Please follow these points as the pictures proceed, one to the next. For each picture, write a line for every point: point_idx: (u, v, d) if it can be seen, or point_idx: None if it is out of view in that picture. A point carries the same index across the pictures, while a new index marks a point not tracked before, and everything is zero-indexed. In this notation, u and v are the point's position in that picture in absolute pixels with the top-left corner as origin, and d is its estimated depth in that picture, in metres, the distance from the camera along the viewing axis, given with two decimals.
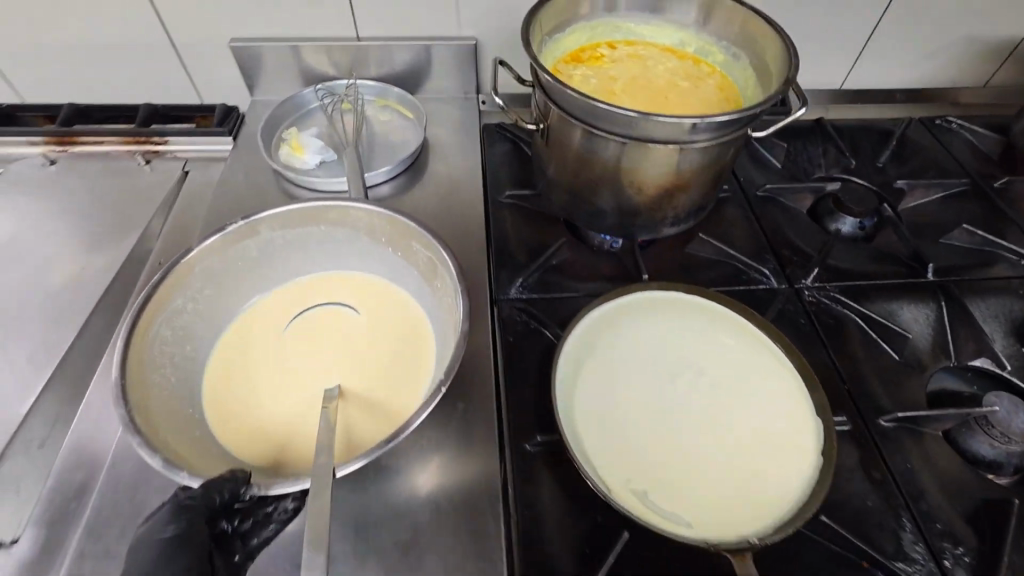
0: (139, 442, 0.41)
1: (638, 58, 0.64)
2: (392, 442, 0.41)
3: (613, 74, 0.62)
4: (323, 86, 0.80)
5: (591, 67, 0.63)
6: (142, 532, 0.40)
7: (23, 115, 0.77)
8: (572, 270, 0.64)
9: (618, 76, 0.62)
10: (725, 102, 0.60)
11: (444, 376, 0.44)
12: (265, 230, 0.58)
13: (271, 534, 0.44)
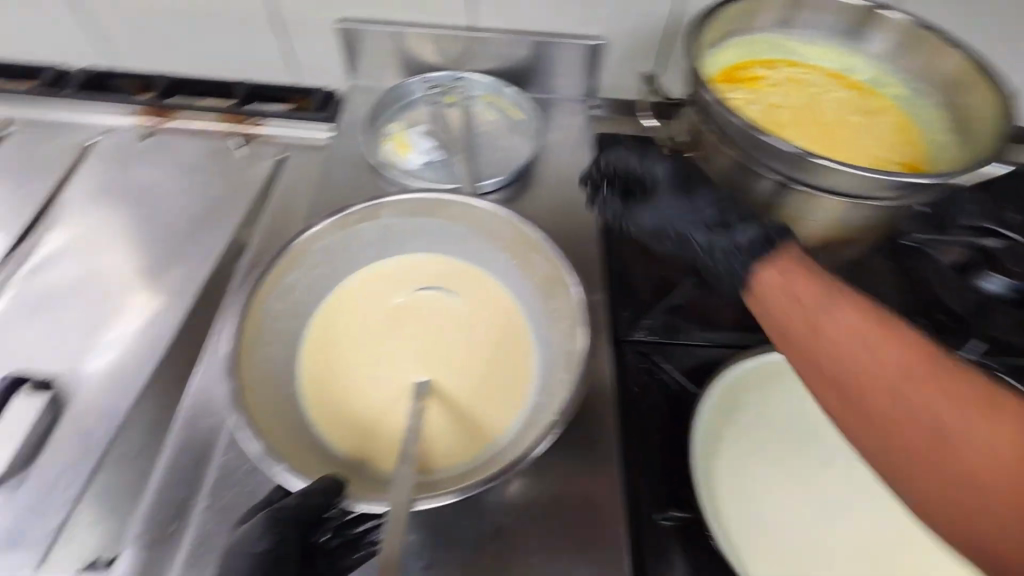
0: (243, 430, 0.37)
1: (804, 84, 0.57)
2: (495, 478, 0.37)
3: (775, 99, 0.56)
4: (429, 78, 0.73)
5: (750, 90, 0.56)
6: (235, 540, 0.35)
7: (117, 80, 0.74)
8: (700, 314, 0.57)
9: (781, 103, 0.55)
10: (906, 144, 0.54)
11: (559, 419, 0.39)
12: (385, 215, 0.49)
13: (360, 561, 0.38)
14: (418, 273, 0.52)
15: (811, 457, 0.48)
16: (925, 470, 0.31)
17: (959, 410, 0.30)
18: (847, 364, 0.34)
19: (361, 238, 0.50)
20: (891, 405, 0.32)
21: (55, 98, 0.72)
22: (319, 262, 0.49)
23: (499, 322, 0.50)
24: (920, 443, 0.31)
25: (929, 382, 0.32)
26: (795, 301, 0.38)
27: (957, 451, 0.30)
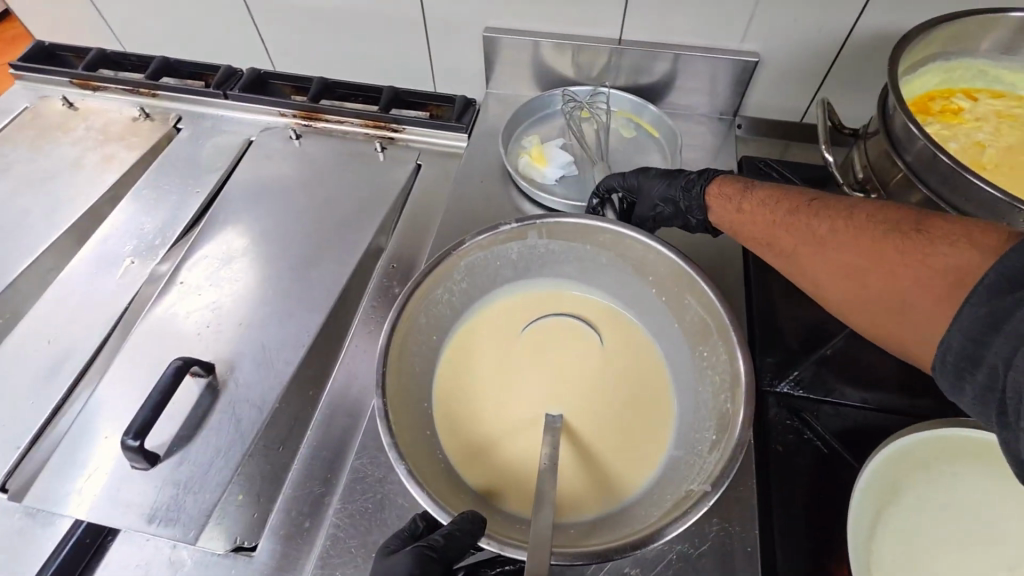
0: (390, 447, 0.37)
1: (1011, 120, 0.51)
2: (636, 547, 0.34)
3: (976, 134, 0.50)
4: (566, 92, 0.72)
5: (944, 124, 0.51)
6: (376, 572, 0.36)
7: (274, 82, 0.79)
8: (854, 372, 0.51)
9: (984, 139, 0.50)
10: None
11: (713, 488, 0.35)
12: (534, 236, 0.48)
13: None
14: (557, 301, 0.52)
15: (1003, 560, 0.40)
16: (882, 322, 0.38)
17: (924, 287, 0.34)
18: (840, 254, 0.39)
19: (505, 257, 0.49)
20: (845, 289, 0.39)
21: (221, 100, 0.77)
22: (463, 277, 0.49)
23: (636, 366, 0.48)
24: (889, 305, 0.37)
25: (897, 250, 0.36)
26: (781, 210, 0.44)
27: (900, 316, 0.36)
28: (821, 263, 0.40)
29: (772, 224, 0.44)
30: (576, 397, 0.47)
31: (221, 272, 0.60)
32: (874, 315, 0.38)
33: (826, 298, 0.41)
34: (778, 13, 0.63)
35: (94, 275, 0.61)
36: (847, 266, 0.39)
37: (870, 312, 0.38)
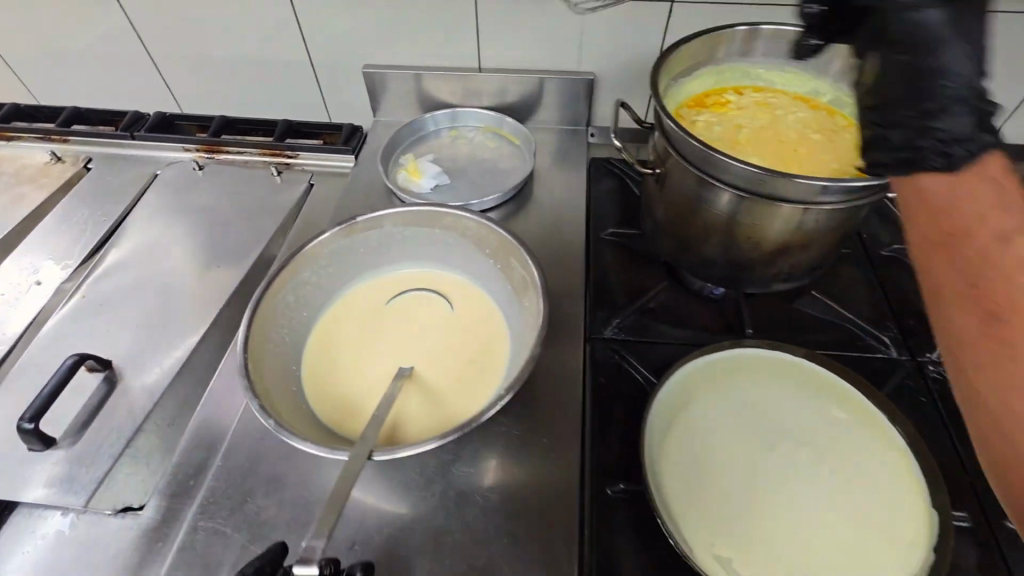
0: (245, 387, 0.44)
1: (768, 107, 0.62)
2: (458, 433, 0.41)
3: (740, 121, 0.60)
4: (436, 114, 0.83)
5: (715, 114, 0.61)
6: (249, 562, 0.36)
7: (180, 123, 0.88)
8: (669, 317, 0.62)
9: (745, 124, 0.60)
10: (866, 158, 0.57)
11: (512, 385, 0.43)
12: (387, 224, 0.58)
13: None
14: (417, 279, 0.61)
15: (769, 442, 0.50)
16: (945, 315, 0.32)
17: (967, 270, 0.31)
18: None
19: (368, 244, 0.59)
20: (909, 292, 0.35)
21: (129, 141, 0.85)
22: (329, 259, 0.57)
23: (482, 321, 0.57)
24: (968, 290, 0.31)
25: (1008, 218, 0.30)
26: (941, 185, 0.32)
27: (1002, 289, 0.30)
28: (950, 280, 0.31)
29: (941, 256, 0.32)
30: (427, 353, 0.55)
31: (123, 284, 0.67)
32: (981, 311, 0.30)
33: (954, 341, 0.32)
34: (602, 37, 0.76)
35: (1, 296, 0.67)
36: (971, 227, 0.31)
37: (975, 342, 0.31)
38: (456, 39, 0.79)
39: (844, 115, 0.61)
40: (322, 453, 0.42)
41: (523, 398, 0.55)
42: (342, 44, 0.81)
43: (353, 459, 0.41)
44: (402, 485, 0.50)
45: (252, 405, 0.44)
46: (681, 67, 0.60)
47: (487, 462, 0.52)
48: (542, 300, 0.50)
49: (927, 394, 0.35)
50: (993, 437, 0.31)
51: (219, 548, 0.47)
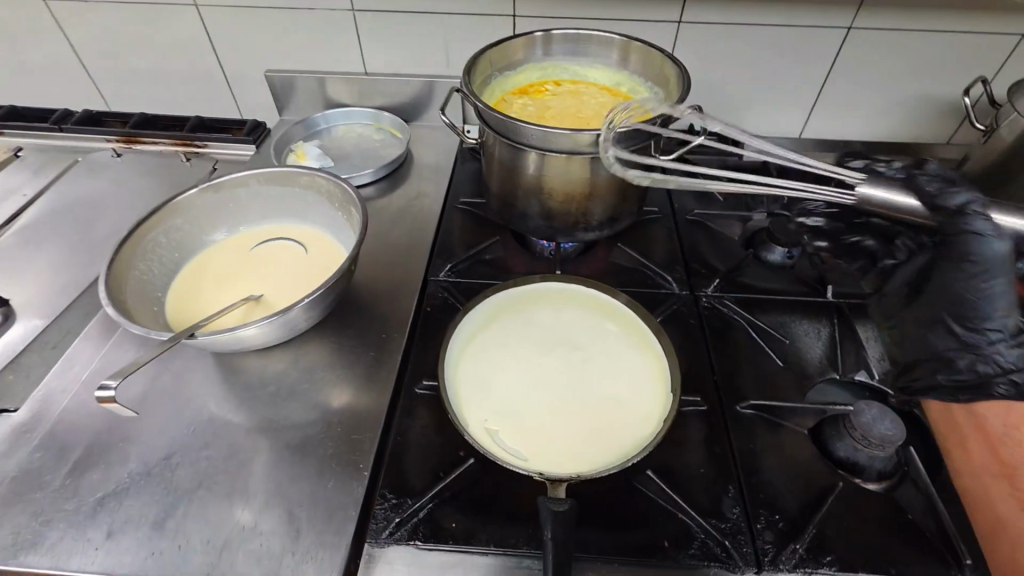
0: (103, 294, 0.55)
1: (574, 95, 0.77)
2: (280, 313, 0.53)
3: (550, 104, 0.76)
4: (328, 113, 0.97)
5: (530, 100, 0.76)
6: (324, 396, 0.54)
7: (108, 119, 1.02)
8: (497, 264, 0.75)
9: (553, 107, 0.75)
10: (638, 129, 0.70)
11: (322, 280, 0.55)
12: (254, 183, 0.70)
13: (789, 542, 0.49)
14: (280, 230, 0.72)
15: (552, 349, 0.61)
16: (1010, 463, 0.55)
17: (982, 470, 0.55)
18: (1007, 412, 0.57)
19: (239, 200, 0.71)
20: (1004, 428, 0.57)
21: (58, 132, 0.97)
22: (204, 209, 0.69)
23: (324, 258, 0.68)
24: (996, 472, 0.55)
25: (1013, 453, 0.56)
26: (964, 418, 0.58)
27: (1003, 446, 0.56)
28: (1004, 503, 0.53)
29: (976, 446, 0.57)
30: (274, 284, 0.65)
31: (35, 246, 0.79)
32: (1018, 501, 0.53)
33: (956, 417, 0.58)
34: (463, 46, 0.92)
35: None
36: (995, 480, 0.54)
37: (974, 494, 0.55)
38: (346, 47, 0.95)
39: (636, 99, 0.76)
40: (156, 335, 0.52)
41: (361, 327, 0.68)
42: (250, 52, 0.97)
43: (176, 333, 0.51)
44: (246, 387, 0.61)
45: (106, 303, 0.54)
46: (501, 61, 0.74)
47: (321, 371, 0.63)
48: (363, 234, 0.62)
49: (962, 469, 0.56)
50: (1006, 480, 0.54)
51: (78, 433, 0.56)
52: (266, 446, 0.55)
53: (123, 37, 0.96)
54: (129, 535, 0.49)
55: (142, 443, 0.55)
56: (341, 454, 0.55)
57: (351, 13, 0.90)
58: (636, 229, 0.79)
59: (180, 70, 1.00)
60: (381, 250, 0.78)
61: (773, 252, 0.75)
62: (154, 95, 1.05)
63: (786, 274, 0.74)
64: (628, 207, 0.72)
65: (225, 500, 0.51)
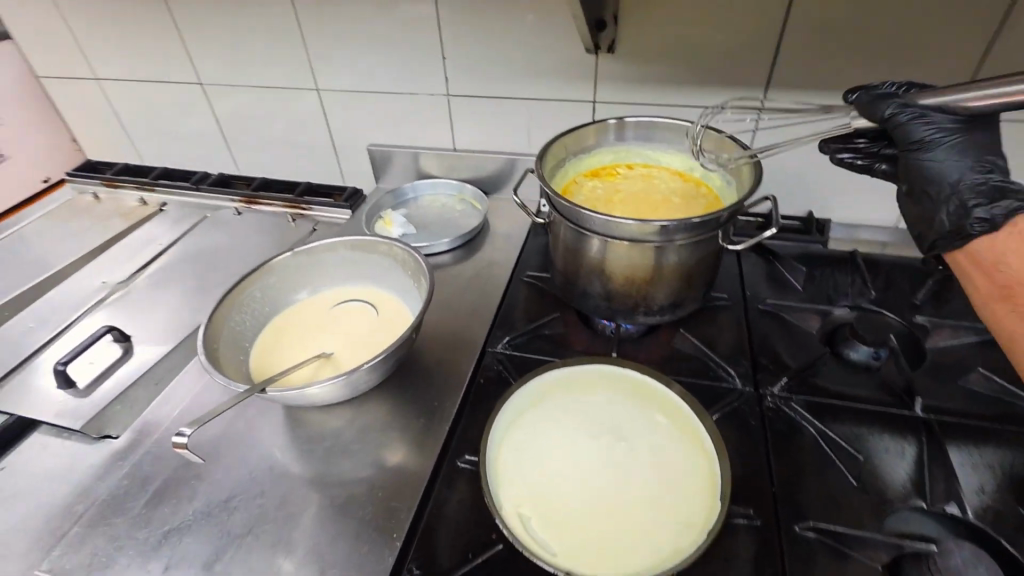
0: (200, 341, 0.62)
1: (644, 179, 0.78)
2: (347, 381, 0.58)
3: (620, 188, 0.77)
4: (415, 184, 1.07)
5: (600, 181, 0.78)
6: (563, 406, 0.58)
7: (235, 180, 1.19)
8: (554, 340, 0.75)
9: (623, 190, 0.76)
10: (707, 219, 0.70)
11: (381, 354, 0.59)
12: (340, 249, 0.78)
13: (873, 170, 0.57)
14: (357, 292, 0.79)
15: (597, 436, 0.59)
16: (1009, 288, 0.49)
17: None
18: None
19: (326, 263, 0.79)
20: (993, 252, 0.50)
21: (196, 192, 1.16)
22: (295, 271, 0.77)
23: (392, 324, 0.73)
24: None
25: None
26: (976, 272, 0.52)
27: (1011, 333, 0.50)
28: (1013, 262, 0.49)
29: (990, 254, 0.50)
30: (345, 344, 0.71)
31: (161, 290, 0.93)
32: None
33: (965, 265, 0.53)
34: (545, 128, 0.97)
35: (84, 291, 0.95)
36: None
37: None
38: (436, 126, 1.04)
39: (707, 187, 0.76)
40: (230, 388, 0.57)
41: (416, 390, 0.71)
42: (357, 129, 1.09)
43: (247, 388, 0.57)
44: (304, 443, 0.65)
45: (200, 353, 0.61)
46: (574, 145, 0.77)
47: (372, 434, 0.66)
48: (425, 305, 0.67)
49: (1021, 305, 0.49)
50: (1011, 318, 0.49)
51: (160, 466, 0.64)
52: (311, 504, 0.59)
53: (255, 114, 1.13)
54: (181, 572, 0.54)
55: (209, 484, 0.61)
56: (377, 519, 0.57)
57: (445, 98, 0.98)
58: (702, 315, 0.77)
59: (297, 142, 1.15)
60: (445, 318, 0.82)
61: (856, 349, 0.70)
62: (275, 162, 1.21)
63: (871, 376, 0.68)
64: (692, 294, 0.70)
65: (267, 551, 0.55)
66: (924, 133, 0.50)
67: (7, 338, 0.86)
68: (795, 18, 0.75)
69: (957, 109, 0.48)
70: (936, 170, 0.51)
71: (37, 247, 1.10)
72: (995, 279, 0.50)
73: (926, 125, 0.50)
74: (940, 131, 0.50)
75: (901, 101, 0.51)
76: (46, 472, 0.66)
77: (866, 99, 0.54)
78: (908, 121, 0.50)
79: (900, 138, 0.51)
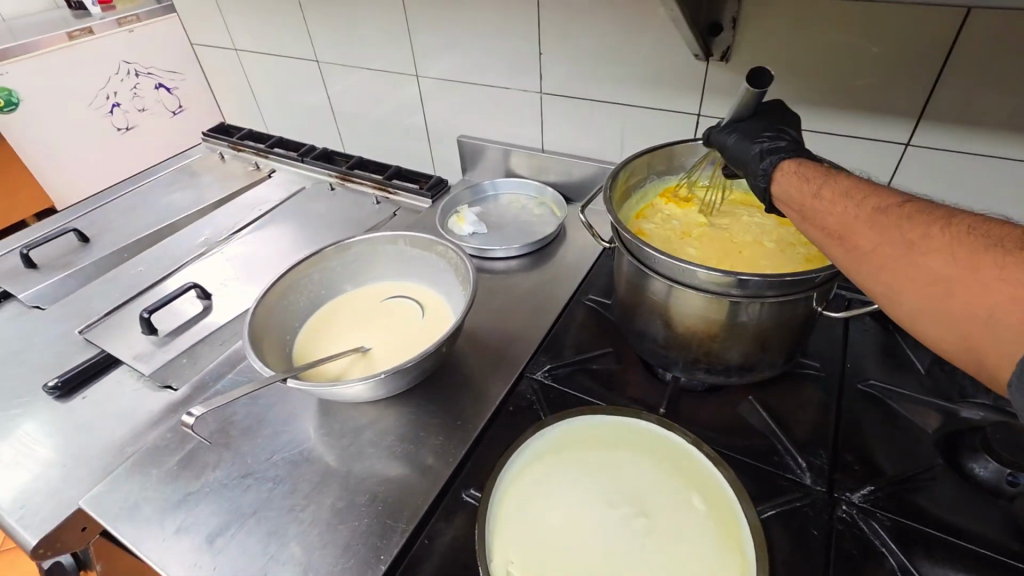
0: (250, 314, 0.65)
1: (737, 212, 0.68)
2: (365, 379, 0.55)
3: (704, 219, 0.68)
4: (498, 182, 1.04)
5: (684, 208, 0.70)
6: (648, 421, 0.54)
7: (337, 158, 1.25)
8: (601, 379, 0.68)
9: (707, 222, 0.67)
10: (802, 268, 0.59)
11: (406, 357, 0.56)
12: (403, 243, 0.77)
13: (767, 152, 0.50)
14: (410, 288, 0.78)
15: (617, 504, 0.52)
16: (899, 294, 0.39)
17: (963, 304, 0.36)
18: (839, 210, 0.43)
19: (384, 256, 0.79)
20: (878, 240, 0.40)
21: (301, 163, 1.23)
22: (356, 258, 0.78)
23: (433, 326, 0.71)
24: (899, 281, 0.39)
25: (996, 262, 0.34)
26: (803, 182, 0.47)
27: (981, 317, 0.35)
28: (824, 211, 0.44)
29: (814, 185, 0.46)
30: (383, 340, 0.70)
31: (248, 254, 0.98)
32: (958, 332, 0.36)
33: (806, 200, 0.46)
34: (639, 138, 0.89)
35: (187, 244, 1.04)
36: (896, 255, 0.39)
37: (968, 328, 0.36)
38: (528, 124, 0.99)
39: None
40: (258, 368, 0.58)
41: (444, 402, 0.68)
42: (451, 119, 1.08)
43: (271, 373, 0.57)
44: (328, 434, 0.65)
45: (244, 333, 0.62)
46: (659, 164, 0.70)
47: (393, 439, 0.64)
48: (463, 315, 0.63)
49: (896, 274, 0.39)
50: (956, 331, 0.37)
51: (198, 428, 0.67)
52: (317, 500, 0.58)
53: (361, 95, 1.17)
54: (188, 538, 0.56)
55: (234, 456, 0.63)
56: (371, 533, 0.55)
57: (539, 96, 0.94)
58: (783, 384, 0.66)
59: (396, 126, 1.17)
60: (494, 328, 0.78)
61: (982, 464, 0.55)
62: (374, 143, 1.24)
63: (995, 507, 0.53)
64: (770, 357, 0.59)
65: (264, 539, 0.55)
66: (731, 135, 0.53)
67: (119, 279, 0.96)
68: (967, 38, 0.61)
69: (736, 115, 0.53)
70: (742, 154, 0.51)
71: (165, 197, 1.22)
72: (831, 215, 0.44)
73: (732, 135, 0.53)
74: (739, 129, 0.53)
75: (716, 128, 0.55)
76: (115, 411, 0.73)
77: (702, 140, 0.57)
78: (724, 133, 0.54)
79: (727, 149, 0.53)
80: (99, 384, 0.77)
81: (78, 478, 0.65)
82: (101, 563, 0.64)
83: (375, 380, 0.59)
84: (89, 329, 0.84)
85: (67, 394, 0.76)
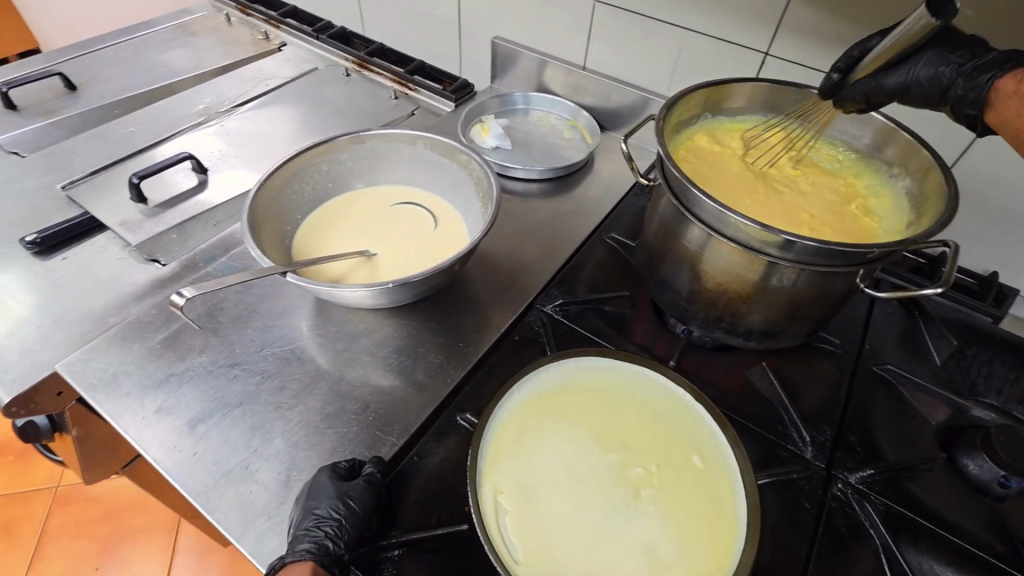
0: (253, 193, 0.59)
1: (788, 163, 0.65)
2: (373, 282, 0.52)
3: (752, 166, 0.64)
4: (530, 94, 0.96)
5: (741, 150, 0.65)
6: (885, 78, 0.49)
7: (355, 41, 1.13)
8: (613, 322, 0.65)
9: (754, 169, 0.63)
10: (850, 231, 0.56)
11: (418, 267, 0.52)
12: (422, 146, 0.71)
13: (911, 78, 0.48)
14: (423, 197, 0.72)
15: (614, 451, 0.51)
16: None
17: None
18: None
19: (400, 156, 0.72)
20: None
21: (314, 39, 1.12)
22: (368, 152, 0.71)
23: (446, 242, 0.66)
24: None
25: None
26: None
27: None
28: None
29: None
30: (390, 247, 0.65)
31: (250, 132, 0.91)
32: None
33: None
34: (694, 70, 0.81)
35: (184, 108, 0.96)
36: None
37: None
38: (571, 35, 0.90)
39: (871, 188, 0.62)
40: (256, 255, 0.53)
41: (445, 321, 0.65)
42: (487, 14, 0.97)
43: (270, 265, 0.53)
44: (323, 335, 0.62)
45: (241, 216, 0.57)
46: (719, 102, 0.64)
47: (389, 351, 0.61)
48: (481, 233, 0.58)
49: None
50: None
51: (186, 309, 0.63)
52: (306, 401, 0.56)
53: None
54: (168, 420, 0.54)
55: (222, 343, 0.60)
56: (361, 440, 0.53)
57: (591, 4, 0.84)
58: (799, 356, 0.64)
59: (424, 13, 1.06)
60: (507, 253, 0.74)
61: (977, 463, 0.53)
62: (396, 30, 1.13)
63: (983, 504, 0.53)
64: (795, 327, 0.56)
65: (248, 432, 0.53)
66: (904, 75, 0.48)
67: (109, 135, 0.89)
68: None
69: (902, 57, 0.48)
70: (933, 84, 0.47)
71: (161, 53, 1.12)
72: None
73: (907, 72, 0.48)
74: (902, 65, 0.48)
75: (877, 77, 0.49)
76: (97, 277, 0.69)
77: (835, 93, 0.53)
78: (892, 76, 0.49)
79: (910, 89, 0.48)
80: (82, 247, 0.72)
81: (54, 341, 0.62)
82: (77, 429, 0.63)
83: (379, 289, 0.55)
84: (72, 186, 0.79)
85: (46, 252, 0.71)
